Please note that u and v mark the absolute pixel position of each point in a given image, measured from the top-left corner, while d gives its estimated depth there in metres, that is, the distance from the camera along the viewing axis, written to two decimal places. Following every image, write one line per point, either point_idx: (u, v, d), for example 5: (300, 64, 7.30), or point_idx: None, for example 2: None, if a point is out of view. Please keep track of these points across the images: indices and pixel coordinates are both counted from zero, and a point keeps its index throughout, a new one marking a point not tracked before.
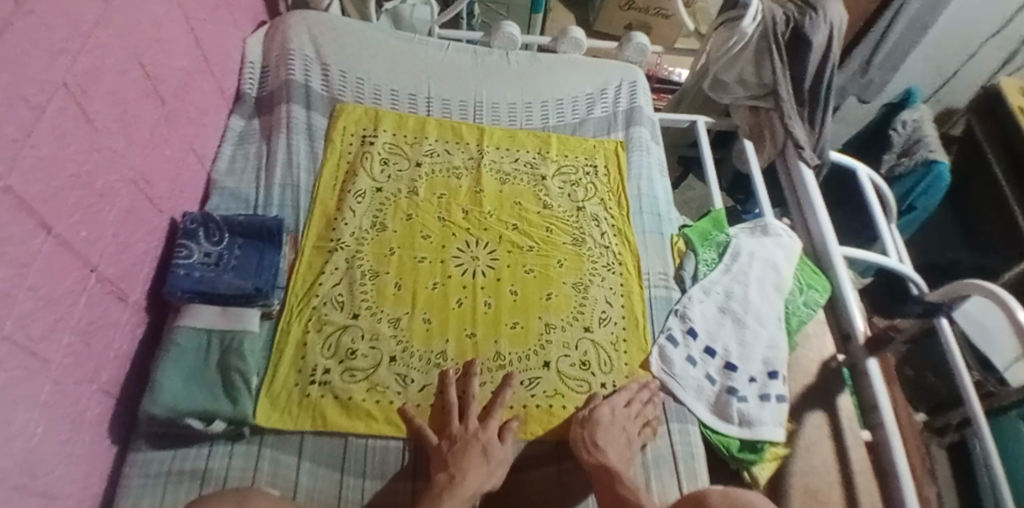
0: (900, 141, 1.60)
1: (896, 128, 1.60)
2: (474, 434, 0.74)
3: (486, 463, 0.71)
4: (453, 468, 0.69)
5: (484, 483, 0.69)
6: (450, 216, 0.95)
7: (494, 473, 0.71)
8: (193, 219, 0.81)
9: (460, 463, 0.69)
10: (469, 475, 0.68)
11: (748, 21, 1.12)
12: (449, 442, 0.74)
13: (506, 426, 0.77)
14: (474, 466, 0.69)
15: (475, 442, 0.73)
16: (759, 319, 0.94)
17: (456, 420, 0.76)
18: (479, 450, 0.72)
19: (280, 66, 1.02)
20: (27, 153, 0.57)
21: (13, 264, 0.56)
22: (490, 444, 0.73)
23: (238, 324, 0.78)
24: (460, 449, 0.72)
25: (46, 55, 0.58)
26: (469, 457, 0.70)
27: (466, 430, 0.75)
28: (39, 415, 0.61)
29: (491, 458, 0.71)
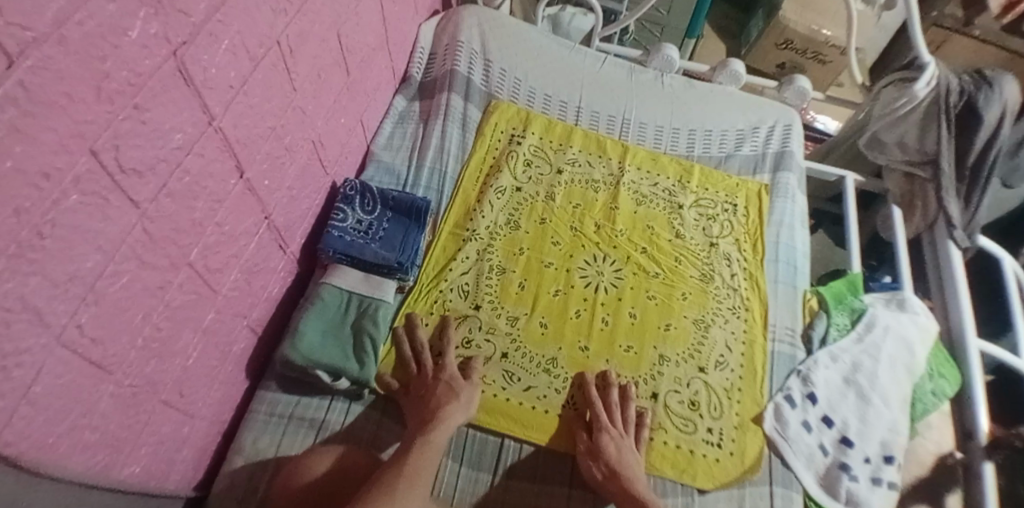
0: None
1: None
2: (433, 377, 0.77)
3: (456, 397, 0.74)
4: (425, 408, 0.73)
5: (455, 415, 0.72)
6: (583, 227, 0.97)
7: (462, 406, 0.74)
8: (352, 186, 0.87)
9: (432, 403, 0.73)
10: (440, 411, 0.72)
11: (923, 84, 1.07)
12: (404, 388, 0.77)
13: (469, 365, 0.80)
14: (445, 401, 0.73)
15: (437, 383, 0.76)
16: (886, 399, 0.87)
17: (432, 360, 0.79)
18: (443, 387, 0.75)
19: (446, 56, 1.08)
20: (239, 100, 0.62)
21: (209, 198, 0.61)
22: (452, 380, 0.76)
23: (378, 292, 0.82)
24: (426, 395, 0.75)
25: (272, 13, 0.63)
26: (436, 397, 0.74)
27: (426, 372, 0.78)
28: (199, 338, 0.66)
29: (459, 392, 0.75)
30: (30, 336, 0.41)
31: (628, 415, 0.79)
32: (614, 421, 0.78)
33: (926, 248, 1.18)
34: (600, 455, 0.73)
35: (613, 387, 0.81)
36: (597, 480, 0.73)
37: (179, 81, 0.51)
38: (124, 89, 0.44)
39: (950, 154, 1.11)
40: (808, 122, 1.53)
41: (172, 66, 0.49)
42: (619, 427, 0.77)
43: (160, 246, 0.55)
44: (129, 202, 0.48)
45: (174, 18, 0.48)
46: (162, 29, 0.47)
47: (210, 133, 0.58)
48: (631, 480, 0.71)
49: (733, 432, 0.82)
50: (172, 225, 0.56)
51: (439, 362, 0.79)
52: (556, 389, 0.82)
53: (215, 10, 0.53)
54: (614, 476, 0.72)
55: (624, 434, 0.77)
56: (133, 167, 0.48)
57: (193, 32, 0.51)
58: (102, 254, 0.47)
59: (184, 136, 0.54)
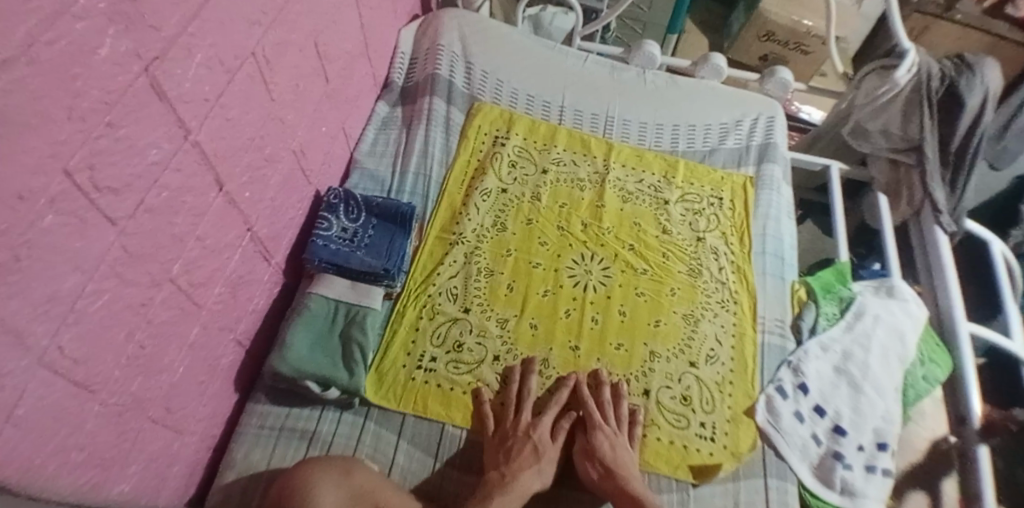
0: None
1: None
2: (524, 433, 0.75)
3: (537, 460, 0.72)
4: (505, 467, 0.70)
5: (533, 482, 0.70)
6: (570, 227, 0.97)
7: (544, 471, 0.72)
8: (336, 194, 0.87)
9: (513, 463, 0.71)
10: (519, 478, 0.69)
11: (903, 71, 1.07)
12: (501, 438, 0.75)
13: (559, 426, 0.77)
14: (526, 465, 0.71)
15: (525, 441, 0.74)
16: (879, 388, 0.87)
17: (522, 410, 0.78)
18: (530, 448, 0.73)
19: (427, 60, 1.08)
20: (216, 113, 0.61)
21: (190, 212, 0.61)
22: (540, 443, 0.74)
23: (365, 300, 0.82)
24: (514, 447, 0.73)
25: (247, 24, 0.63)
26: (522, 458, 0.71)
27: (519, 424, 0.76)
28: (185, 354, 0.66)
29: (541, 455, 0.73)
30: (13, 360, 0.40)
31: (621, 412, 0.79)
32: (607, 419, 0.78)
33: (914, 236, 1.19)
34: (594, 454, 0.73)
35: (605, 386, 0.81)
36: (589, 479, 0.73)
37: (153, 97, 0.50)
38: (97, 107, 0.44)
39: (934, 140, 1.11)
40: (792, 113, 1.55)
41: (145, 82, 0.49)
42: (612, 425, 0.77)
43: (141, 262, 0.54)
44: (106, 221, 0.48)
45: (146, 34, 0.48)
46: (133, 44, 0.46)
47: (187, 147, 0.57)
48: (626, 479, 0.71)
49: (726, 426, 0.82)
50: (152, 241, 0.55)
51: (536, 419, 0.77)
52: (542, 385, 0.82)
53: (188, 23, 0.53)
54: (608, 474, 0.72)
55: (618, 432, 0.77)
56: (108, 185, 0.47)
57: (165, 46, 0.51)
58: (81, 273, 0.47)
59: (161, 152, 0.54)
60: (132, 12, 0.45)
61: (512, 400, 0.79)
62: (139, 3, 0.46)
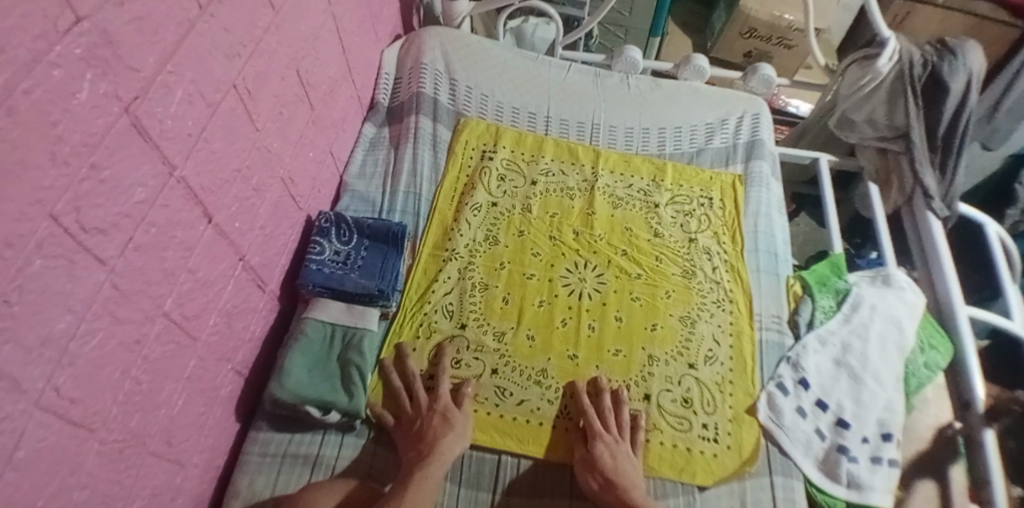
0: None
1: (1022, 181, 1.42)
2: (428, 407, 0.77)
3: (449, 427, 0.74)
4: (421, 444, 0.72)
5: (453, 448, 0.72)
6: (562, 236, 0.97)
7: (458, 437, 0.74)
8: (327, 218, 0.87)
9: (427, 439, 0.73)
10: (439, 444, 0.72)
11: (885, 61, 1.08)
12: (407, 422, 0.76)
13: (460, 392, 0.80)
14: (441, 434, 0.73)
15: (433, 415, 0.76)
16: (878, 378, 0.87)
17: (420, 390, 0.79)
18: (438, 419, 0.75)
19: (412, 79, 1.09)
20: (199, 147, 0.62)
21: (179, 246, 0.61)
22: (447, 410, 0.76)
23: (361, 321, 0.82)
24: (424, 428, 0.74)
25: (225, 57, 0.63)
26: (432, 430, 0.74)
27: (420, 403, 0.77)
28: (184, 387, 0.66)
29: (451, 421, 0.75)
30: (9, 404, 0.41)
31: (624, 422, 0.79)
32: (608, 428, 0.78)
33: (907, 221, 1.19)
34: (595, 464, 0.73)
35: (605, 393, 0.81)
36: (592, 491, 0.72)
37: (135, 135, 0.51)
38: (79, 150, 0.45)
39: (920, 126, 1.12)
40: (780, 108, 1.61)
41: (126, 122, 0.50)
42: (614, 434, 0.77)
43: (133, 299, 0.55)
44: (96, 260, 0.49)
45: (124, 75, 0.48)
46: (111, 86, 0.47)
47: (172, 183, 0.58)
48: (631, 486, 0.71)
49: (728, 426, 0.82)
50: (142, 278, 0.56)
51: (433, 392, 0.79)
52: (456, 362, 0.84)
53: (165, 61, 0.54)
54: (608, 485, 0.71)
55: (620, 439, 0.77)
56: (96, 226, 0.48)
57: (144, 86, 0.51)
58: (73, 314, 0.47)
59: (146, 190, 0.54)
60: (107, 55, 0.46)
61: (400, 390, 0.79)
62: (115, 46, 0.47)
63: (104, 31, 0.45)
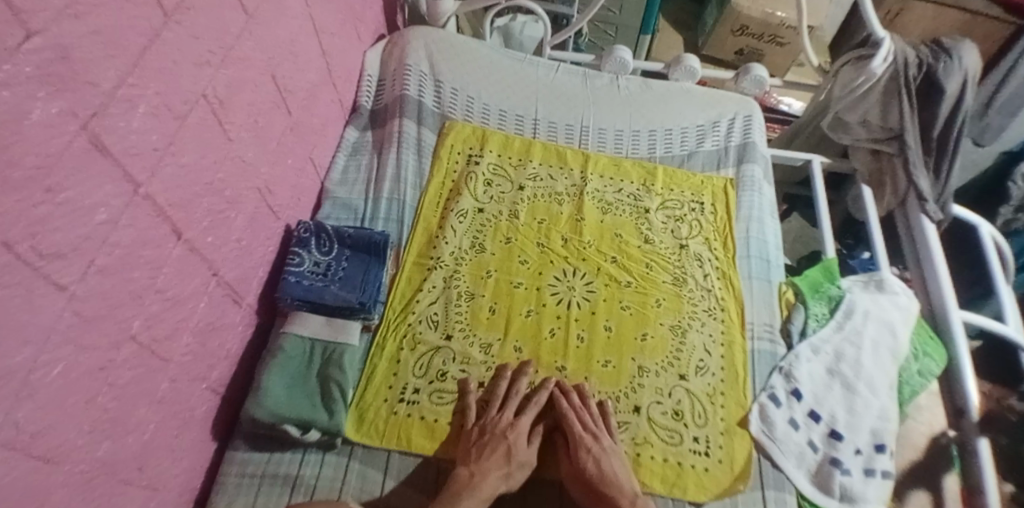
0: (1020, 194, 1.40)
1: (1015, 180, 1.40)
2: (502, 433, 0.74)
3: (506, 463, 0.72)
4: (473, 465, 0.71)
5: (501, 485, 0.70)
6: (550, 243, 0.95)
7: (515, 473, 0.72)
8: (306, 228, 0.84)
9: (483, 463, 0.71)
10: (487, 477, 0.69)
11: (879, 61, 1.06)
12: (479, 431, 0.75)
13: (537, 428, 0.77)
14: (495, 466, 0.71)
15: (500, 440, 0.73)
16: (872, 386, 0.86)
17: (494, 408, 0.78)
18: (503, 449, 0.73)
19: (396, 80, 1.06)
20: (167, 162, 0.58)
21: (147, 266, 0.58)
22: (514, 445, 0.74)
23: (342, 335, 0.79)
24: (488, 443, 0.73)
25: (194, 66, 0.60)
26: (493, 458, 0.72)
27: (500, 420, 0.76)
28: (156, 410, 0.63)
29: (512, 460, 0.72)
30: None
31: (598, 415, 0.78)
32: (586, 427, 0.76)
33: (901, 224, 1.18)
34: (583, 475, 0.72)
35: (571, 392, 0.80)
36: (584, 498, 0.72)
37: (94, 154, 0.48)
38: (33, 174, 0.41)
39: (915, 128, 1.10)
40: (772, 106, 1.60)
41: (84, 141, 0.46)
42: (593, 431, 0.76)
43: (96, 324, 0.52)
44: (54, 287, 0.46)
45: (81, 91, 0.45)
46: (66, 103, 0.44)
47: (138, 201, 0.55)
48: (618, 492, 0.71)
49: (720, 439, 0.80)
50: (107, 302, 0.53)
51: (517, 416, 0.77)
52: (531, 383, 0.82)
53: (127, 73, 0.50)
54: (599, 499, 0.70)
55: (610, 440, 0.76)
56: (54, 251, 0.45)
57: (103, 100, 0.48)
58: (32, 346, 0.44)
59: (108, 210, 0.51)
60: (62, 71, 0.43)
61: (471, 406, 0.78)
62: (69, 60, 0.43)
63: (58, 46, 0.42)
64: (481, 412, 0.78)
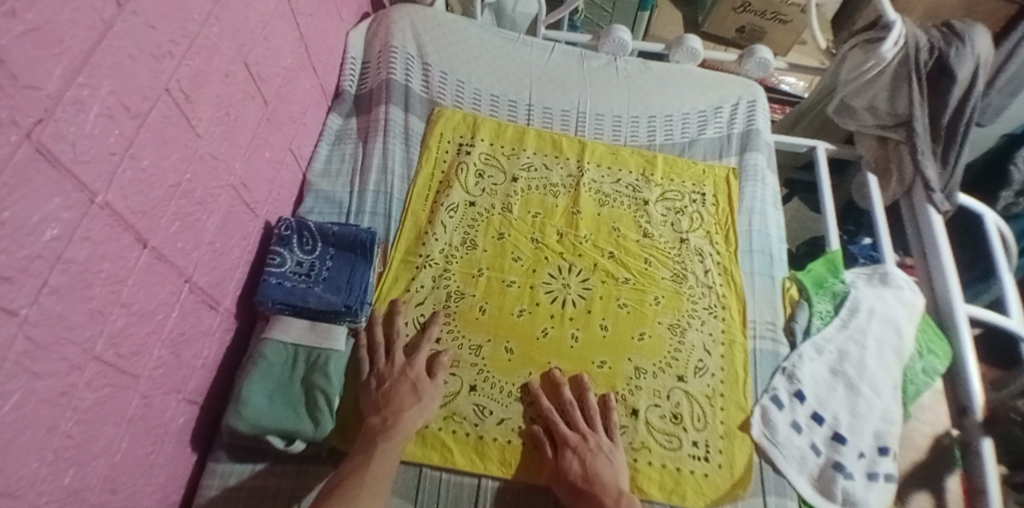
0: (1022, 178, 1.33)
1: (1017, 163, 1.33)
2: (399, 372, 0.74)
3: (417, 400, 0.72)
4: (386, 410, 0.70)
5: (417, 420, 0.71)
6: (544, 238, 0.91)
7: (426, 409, 0.72)
8: (287, 225, 0.79)
9: (392, 405, 0.70)
10: (404, 417, 0.70)
11: (890, 45, 1.00)
12: (378, 380, 0.74)
13: (436, 361, 0.77)
14: (407, 404, 0.71)
15: (403, 380, 0.73)
16: (876, 387, 0.83)
17: (382, 356, 0.76)
18: (408, 387, 0.72)
19: (381, 63, 1.00)
20: (127, 166, 0.53)
21: (108, 280, 0.53)
22: (419, 380, 0.74)
23: (327, 341, 0.75)
24: (392, 389, 0.72)
25: (153, 59, 0.54)
26: (400, 398, 0.71)
27: (395, 366, 0.75)
28: (126, 429, 0.59)
29: (422, 394, 0.72)
30: None
31: (592, 409, 0.76)
32: (575, 427, 0.74)
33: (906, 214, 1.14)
34: (563, 475, 0.70)
35: (563, 385, 0.78)
36: (569, 499, 0.69)
37: (41, 165, 0.42)
38: None
39: (923, 114, 1.06)
40: (773, 86, 1.55)
41: (29, 150, 0.41)
42: (582, 429, 0.74)
43: (54, 348, 0.47)
44: (5, 314, 0.41)
45: (22, 97, 0.39)
46: (6, 112, 0.38)
47: (94, 212, 0.49)
48: (601, 491, 0.68)
49: (720, 443, 0.78)
50: (63, 323, 0.48)
51: (410, 355, 0.77)
52: (444, 331, 0.81)
53: (76, 72, 0.45)
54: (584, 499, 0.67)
55: (600, 438, 0.73)
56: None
57: (49, 104, 0.42)
58: None
59: (61, 224, 0.46)
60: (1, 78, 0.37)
61: (363, 357, 0.76)
62: (6, 64, 0.37)
63: None
64: (372, 361, 0.76)
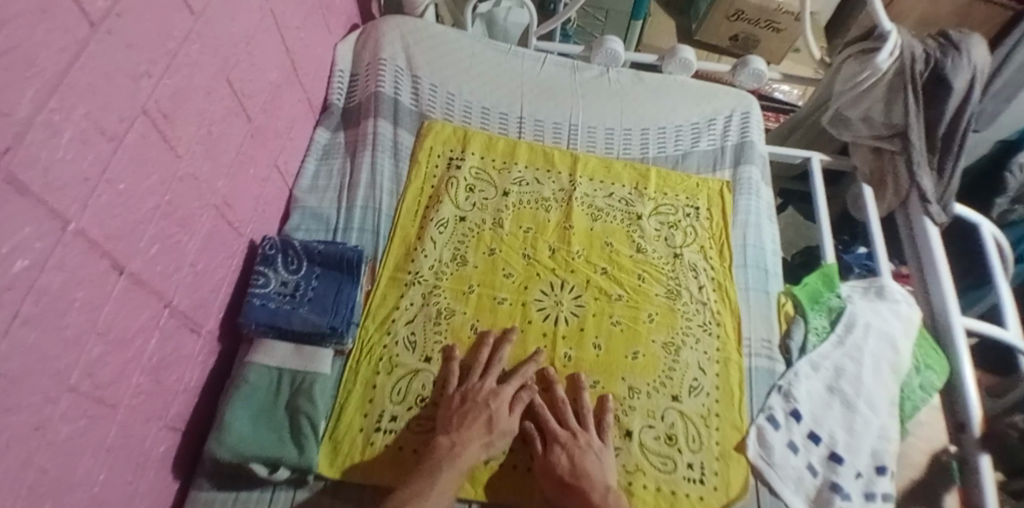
0: (1017, 184, 1.31)
1: (1012, 171, 1.30)
2: (485, 401, 0.73)
3: (488, 432, 0.70)
4: (455, 435, 0.69)
5: (481, 453, 0.69)
6: (536, 254, 0.89)
7: (493, 443, 0.70)
8: (271, 244, 0.77)
9: (463, 432, 0.70)
10: (471, 446, 0.68)
11: (885, 56, 0.99)
12: (461, 397, 0.74)
13: (518, 395, 0.75)
14: (475, 436, 0.69)
15: (483, 410, 0.72)
16: (873, 404, 0.81)
17: (474, 376, 0.76)
18: (484, 419, 0.71)
19: (370, 75, 0.98)
20: (103, 190, 0.51)
21: (84, 308, 0.51)
22: (496, 413, 0.72)
23: (312, 364, 0.73)
24: (469, 411, 0.72)
25: (131, 79, 0.52)
26: (475, 427, 0.70)
27: (482, 389, 0.74)
28: (104, 460, 0.57)
29: (494, 428, 0.71)
30: None
31: (585, 407, 0.76)
32: (564, 424, 0.74)
33: (902, 226, 1.13)
34: (552, 470, 0.70)
35: (557, 384, 0.78)
36: (556, 492, 0.69)
37: (10, 194, 0.40)
38: None
39: (919, 125, 1.05)
40: (767, 94, 1.54)
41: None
42: (572, 427, 0.74)
43: (28, 382, 0.45)
44: None
45: None
46: None
47: (68, 239, 0.47)
48: (589, 486, 0.68)
49: (714, 465, 0.76)
50: (37, 355, 0.46)
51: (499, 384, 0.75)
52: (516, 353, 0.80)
53: (47, 96, 0.42)
54: (569, 489, 0.68)
55: (591, 437, 0.73)
56: None
57: (19, 130, 0.40)
58: None
59: (33, 254, 0.43)
60: None
61: (454, 373, 0.76)
62: None
63: None
64: (461, 379, 0.77)
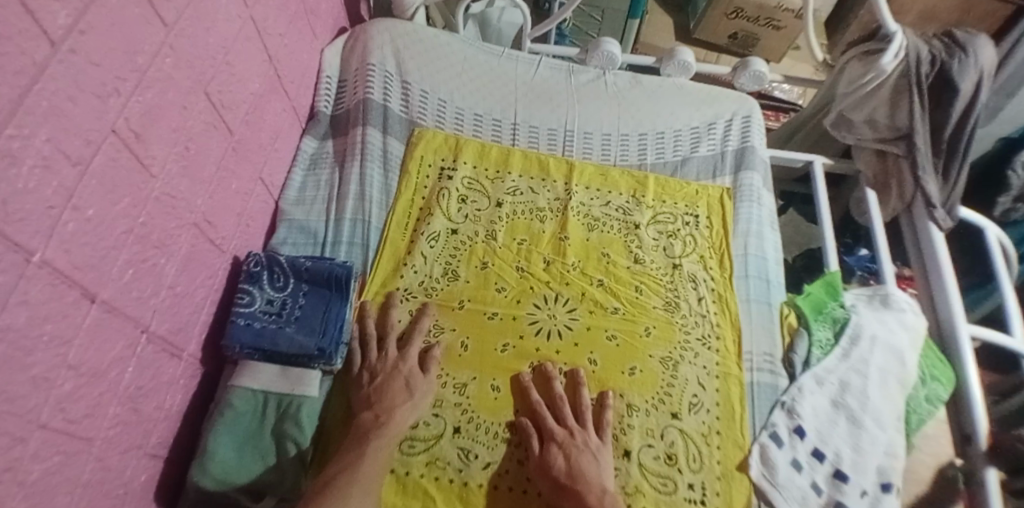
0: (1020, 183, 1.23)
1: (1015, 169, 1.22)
2: (394, 366, 0.74)
3: (409, 395, 0.72)
4: (378, 407, 0.69)
5: (409, 418, 0.70)
6: (530, 267, 0.87)
7: (417, 406, 0.72)
8: (256, 260, 0.74)
9: (385, 402, 0.70)
10: (396, 413, 0.69)
11: (890, 58, 0.96)
12: (370, 375, 0.74)
13: (428, 355, 0.76)
14: (399, 401, 0.71)
15: (396, 376, 0.73)
16: (879, 421, 0.77)
17: (373, 348, 0.76)
18: (401, 384, 0.72)
19: (358, 82, 0.95)
20: (70, 217, 0.47)
21: (53, 343, 0.47)
22: (411, 376, 0.73)
23: (299, 387, 0.71)
24: (384, 384, 0.72)
25: (98, 99, 0.49)
26: (393, 394, 0.71)
27: (387, 360, 0.75)
28: (80, 496, 0.54)
29: (414, 391, 0.72)
30: None
31: (585, 405, 0.75)
32: (562, 422, 0.74)
33: (906, 229, 1.10)
34: (549, 469, 0.69)
35: (556, 380, 0.77)
36: (553, 493, 0.68)
37: None
38: None
39: (925, 128, 1.01)
40: (766, 92, 1.51)
41: None
42: (570, 425, 0.73)
43: None
44: None
45: None
46: None
47: (32, 271, 0.44)
48: (584, 487, 0.66)
49: (717, 485, 0.74)
50: (4, 397, 0.42)
51: (401, 350, 0.76)
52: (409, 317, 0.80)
53: (5, 123, 0.38)
54: (565, 490, 0.67)
55: (588, 436, 0.72)
56: None
57: None
58: None
59: None
60: None
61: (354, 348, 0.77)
62: None
63: None
64: (365, 354, 0.77)
